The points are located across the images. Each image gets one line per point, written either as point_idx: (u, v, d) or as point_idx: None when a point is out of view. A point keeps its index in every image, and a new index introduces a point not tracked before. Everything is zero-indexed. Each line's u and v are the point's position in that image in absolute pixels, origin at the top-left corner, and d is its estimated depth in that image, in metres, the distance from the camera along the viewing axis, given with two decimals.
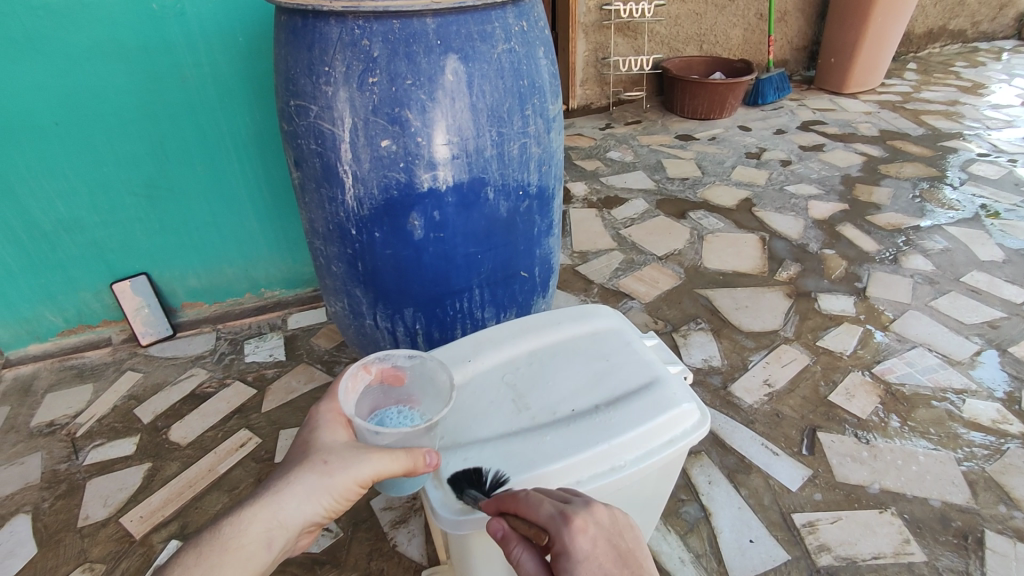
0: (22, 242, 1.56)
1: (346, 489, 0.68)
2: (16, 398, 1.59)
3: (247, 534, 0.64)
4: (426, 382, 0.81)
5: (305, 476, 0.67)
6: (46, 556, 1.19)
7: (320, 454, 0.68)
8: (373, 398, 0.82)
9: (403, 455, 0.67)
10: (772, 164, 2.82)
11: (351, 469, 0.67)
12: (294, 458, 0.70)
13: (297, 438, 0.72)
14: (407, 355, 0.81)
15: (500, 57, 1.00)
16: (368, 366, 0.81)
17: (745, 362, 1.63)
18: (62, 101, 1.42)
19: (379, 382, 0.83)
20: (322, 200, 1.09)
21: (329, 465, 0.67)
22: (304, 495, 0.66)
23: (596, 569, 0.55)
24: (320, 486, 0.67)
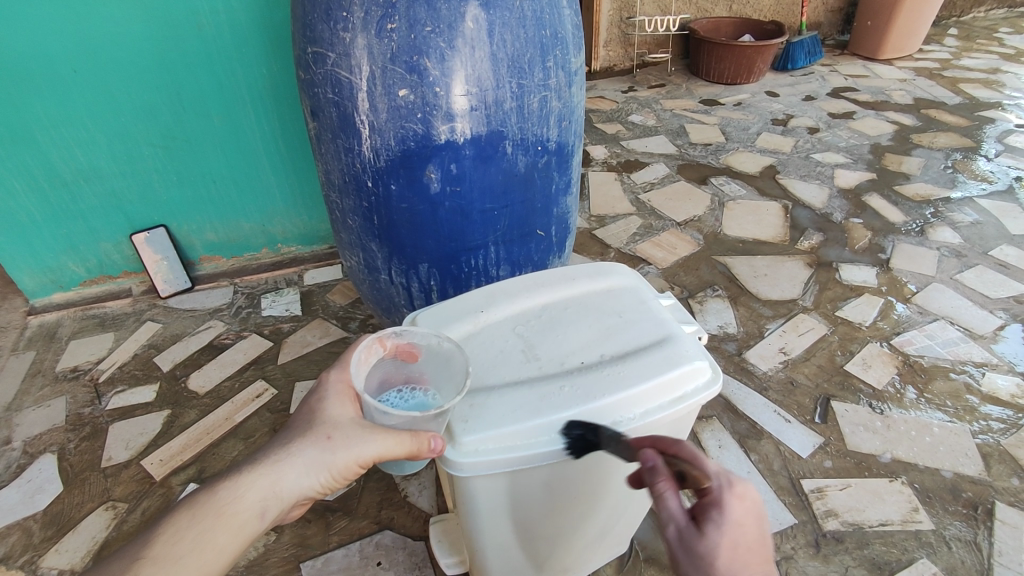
0: (43, 191, 1.58)
1: (346, 467, 0.69)
2: (41, 344, 1.63)
3: (245, 500, 0.65)
4: (440, 363, 0.75)
5: (308, 449, 0.68)
6: (71, 493, 1.23)
7: (326, 429, 0.69)
8: (385, 369, 0.78)
9: (407, 438, 0.67)
10: (799, 131, 2.74)
11: (353, 449, 0.68)
12: (297, 426, 0.70)
13: (304, 403, 0.73)
14: (423, 334, 0.75)
15: (522, 5, 0.97)
16: (383, 340, 0.76)
17: (761, 330, 1.61)
18: (78, 46, 1.41)
19: (393, 356, 0.77)
20: (338, 152, 1.08)
21: (333, 441, 0.68)
22: (304, 468, 0.68)
23: (740, 533, 0.58)
24: (321, 460, 0.68)
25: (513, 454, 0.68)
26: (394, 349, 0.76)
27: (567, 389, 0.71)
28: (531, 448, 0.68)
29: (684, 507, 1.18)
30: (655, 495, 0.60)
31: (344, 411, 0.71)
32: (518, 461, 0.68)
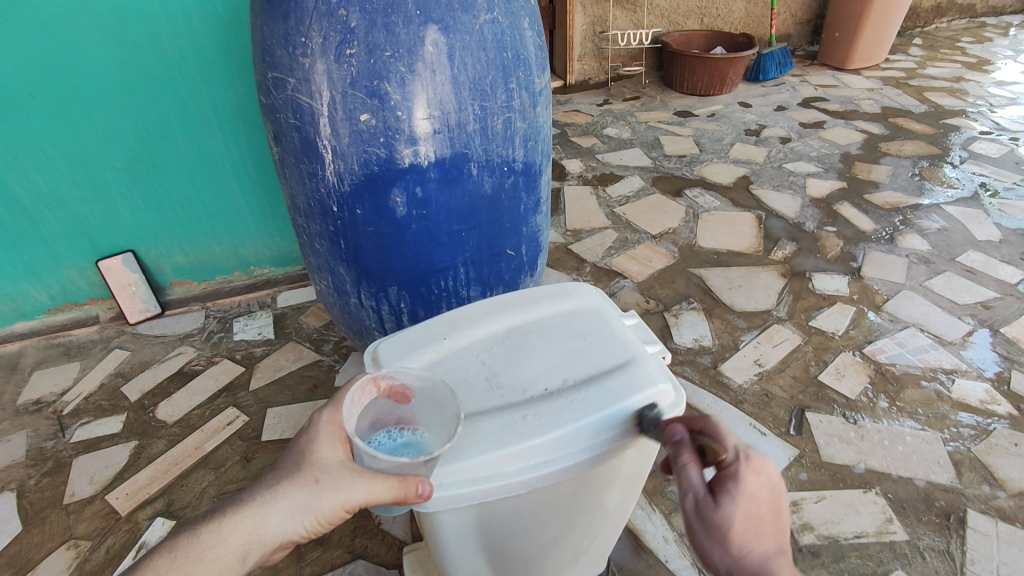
0: (3, 219, 1.54)
1: (332, 512, 0.66)
2: (3, 376, 1.58)
3: (226, 544, 0.64)
4: (435, 405, 0.72)
5: (294, 492, 0.66)
6: (31, 532, 1.19)
7: (314, 471, 0.67)
8: (377, 411, 0.74)
9: (396, 483, 0.64)
10: (771, 142, 2.78)
11: (340, 494, 0.65)
12: (284, 466, 0.68)
13: (295, 439, 0.70)
14: (418, 374, 0.72)
15: (482, 28, 0.97)
16: (377, 380, 0.73)
17: (736, 342, 1.62)
18: (36, 72, 1.39)
19: (386, 397, 0.74)
20: (302, 176, 1.07)
21: (319, 486, 0.66)
22: (290, 511, 0.66)
23: (756, 514, 0.60)
24: (306, 504, 0.66)
25: (477, 487, 0.67)
26: (389, 390, 0.73)
27: (531, 417, 0.70)
28: (495, 480, 0.68)
29: (660, 525, 1.17)
30: (677, 470, 0.62)
31: (333, 453, 0.69)
32: (483, 494, 0.68)
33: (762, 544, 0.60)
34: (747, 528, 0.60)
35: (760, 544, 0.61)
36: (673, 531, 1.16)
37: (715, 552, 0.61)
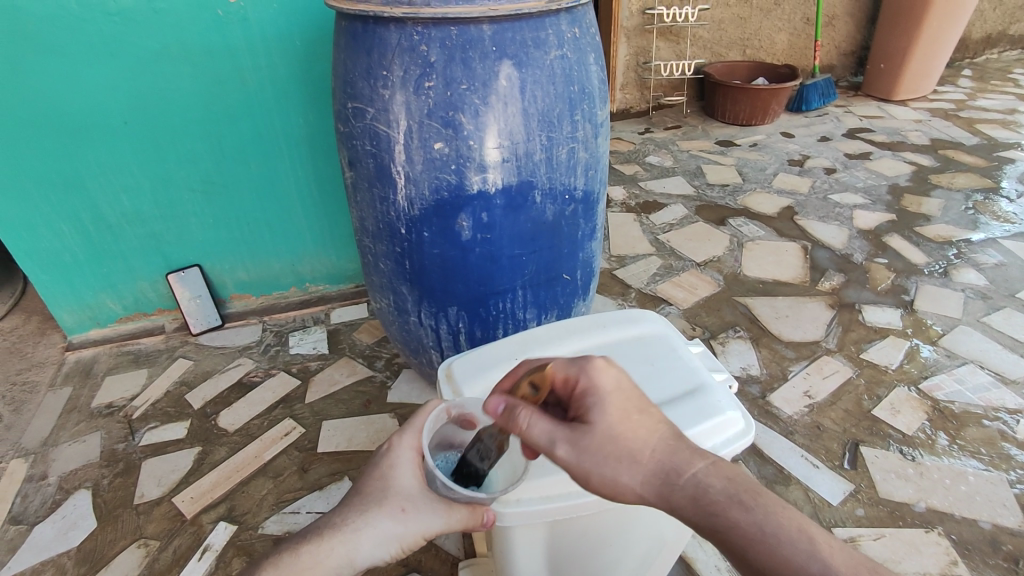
0: (88, 233, 1.65)
1: (414, 539, 0.72)
2: (77, 380, 1.67)
3: (321, 568, 0.69)
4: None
5: (383, 520, 0.71)
6: (104, 530, 1.25)
7: (400, 500, 0.72)
8: (446, 433, 0.81)
9: (465, 514, 0.72)
10: (816, 172, 2.77)
11: (424, 523, 0.72)
12: (371, 493, 0.73)
13: (376, 467, 0.74)
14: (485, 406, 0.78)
15: (552, 64, 1.02)
16: (449, 408, 0.80)
17: (785, 372, 1.61)
18: (132, 102, 1.50)
19: (455, 422, 0.81)
20: (374, 200, 1.13)
21: (406, 514, 0.72)
22: (377, 539, 0.71)
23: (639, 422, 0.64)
24: (393, 532, 0.72)
25: (553, 503, 0.72)
26: (456, 418, 0.80)
27: None
28: (570, 497, 0.72)
29: (712, 554, 1.17)
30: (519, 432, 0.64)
31: (413, 483, 0.74)
32: (558, 510, 0.72)
33: (644, 439, 0.62)
34: (621, 431, 0.62)
35: (644, 447, 0.62)
36: (726, 560, 1.16)
37: (616, 471, 0.61)
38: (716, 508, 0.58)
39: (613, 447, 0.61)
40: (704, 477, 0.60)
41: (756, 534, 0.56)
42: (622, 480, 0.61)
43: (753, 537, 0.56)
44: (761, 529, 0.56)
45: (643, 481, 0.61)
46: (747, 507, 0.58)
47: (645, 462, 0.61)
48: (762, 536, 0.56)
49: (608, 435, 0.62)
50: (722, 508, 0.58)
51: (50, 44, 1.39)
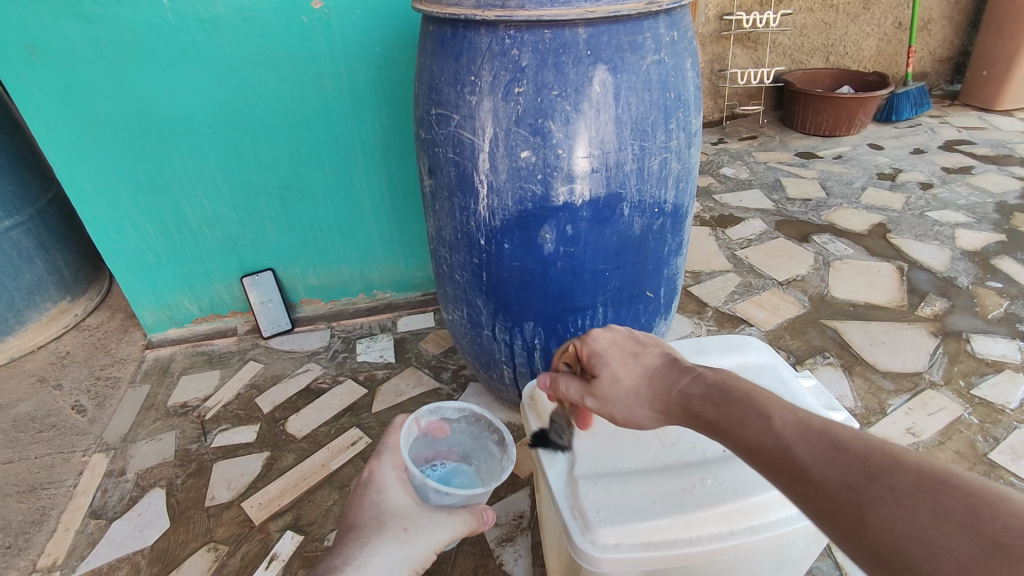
0: (171, 235, 1.70)
1: (423, 556, 0.71)
2: (156, 378, 1.72)
3: None
4: (468, 434, 0.93)
5: (387, 546, 0.69)
6: (177, 531, 1.26)
7: (399, 522, 0.72)
8: (416, 447, 0.90)
9: (467, 517, 0.76)
10: (910, 187, 2.57)
11: (429, 537, 0.71)
12: (366, 523, 0.71)
13: (363, 500, 0.75)
14: (455, 409, 0.92)
15: (649, 69, 0.96)
16: (418, 420, 0.90)
17: (884, 406, 1.47)
18: (217, 107, 1.54)
19: (423, 434, 0.91)
20: (453, 210, 1.09)
21: (410, 533, 0.71)
22: (387, 567, 0.68)
23: (618, 351, 0.69)
24: (402, 556, 0.69)
25: (658, 551, 0.65)
26: (426, 428, 0.90)
27: (710, 482, 0.70)
28: (675, 546, 0.66)
29: None
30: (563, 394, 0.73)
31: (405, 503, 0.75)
32: (662, 560, 0.66)
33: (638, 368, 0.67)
34: (627, 362, 0.68)
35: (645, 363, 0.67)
36: None
37: (623, 408, 0.67)
38: (715, 407, 0.59)
39: (619, 388, 0.67)
40: (697, 387, 0.62)
41: (727, 425, 0.57)
42: (634, 412, 0.66)
43: (739, 426, 0.57)
44: (744, 418, 0.57)
45: (652, 410, 0.65)
46: (720, 403, 0.59)
47: (647, 390, 0.65)
48: (732, 425, 0.57)
49: (612, 380, 0.68)
50: (713, 407, 0.59)
51: (146, 51, 1.44)
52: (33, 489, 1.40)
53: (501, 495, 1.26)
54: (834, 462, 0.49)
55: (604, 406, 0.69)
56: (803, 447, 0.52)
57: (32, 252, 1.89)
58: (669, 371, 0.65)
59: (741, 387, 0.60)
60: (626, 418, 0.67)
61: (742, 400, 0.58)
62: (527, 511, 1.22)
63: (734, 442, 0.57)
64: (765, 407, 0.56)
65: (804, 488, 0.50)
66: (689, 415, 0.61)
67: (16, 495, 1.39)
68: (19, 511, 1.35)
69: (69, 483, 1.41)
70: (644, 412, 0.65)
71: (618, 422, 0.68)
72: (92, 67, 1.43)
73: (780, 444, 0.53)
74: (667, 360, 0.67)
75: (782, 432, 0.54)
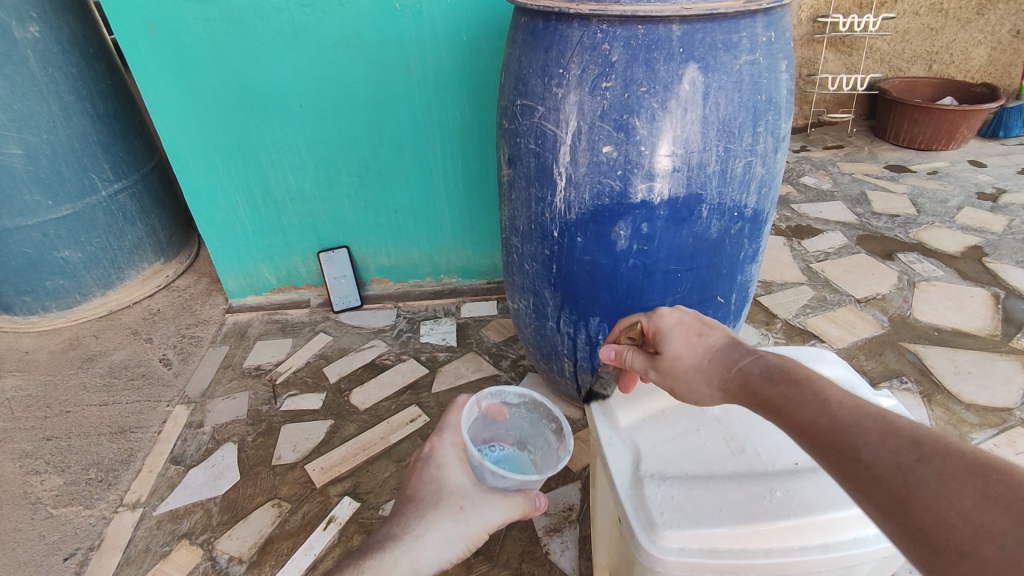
0: (258, 207, 1.80)
1: (476, 535, 0.74)
2: (234, 340, 1.83)
3: None
4: (525, 422, 0.95)
5: (444, 522, 0.72)
6: (245, 484, 1.35)
7: (456, 500, 0.74)
8: (477, 427, 0.92)
9: (520, 500, 0.78)
10: (1013, 209, 2.38)
11: (485, 518, 0.74)
12: (425, 497, 0.74)
13: (423, 472, 0.78)
14: (517, 395, 0.94)
15: (742, 69, 0.93)
16: (480, 402, 0.92)
17: (965, 439, 1.38)
18: (309, 88, 1.61)
19: (484, 415, 0.93)
20: (530, 200, 1.10)
21: (466, 511, 0.73)
22: (442, 541, 0.71)
23: (682, 327, 0.72)
24: (457, 533, 0.72)
25: (724, 559, 0.65)
26: (488, 409, 0.93)
27: (780, 494, 0.69)
28: (741, 555, 0.65)
29: None
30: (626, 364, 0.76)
31: (463, 483, 0.77)
32: (727, 568, 0.65)
33: (692, 347, 0.69)
34: (697, 347, 0.69)
35: (712, 335, 0.69)
36: None
37: (687, 383, 0.69)
38: (773, 384, 0.59)
39: (682, 366, 0.69)
40: (757, 365, 0.62)
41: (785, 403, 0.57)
42: (695, 389, 0.68)
43: (794, 403, 0.56)
44: (800, 399, 0.56)
45: (711, 386, 0.66)
46: (777, 381, 0.59)
47: (708, 369, 0.66)
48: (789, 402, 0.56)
49: (679, 356, 0.70)
50: (771, 385, 0.59)
51: (249, 31, 1.52)
52: (123, 432, 1.53)
53: (553, 485, 1.27)
54: (888, 445, 0.48)
55: (668, 380, 0.71)
56: (857, 427, 0.51)
57: (134, 214, 2.05)
58: (730, 352, 0.66)
59: (801, 368, 0.59)
60: (682, 393, 0.69)
61: (800, 383, 0.57)
62: (576, 504, 1.22)
63: (790, 418, 0.56)
64: (821, 387, 0.56)
65: (847, 461, 0.50)
66: (746, 393, 0.61)
67: (108, 435, 1.52)
68: (110, 450, 1.48)
69: (154, 429, 1.53)
70: (704, 390, 0.67)
71: (677, 395, 0.71)
72: (201, 44, 1.53)
73: (834, 423, 0.52)
74: (729, 342, 0.68)
75: (837, 411, 0.53)
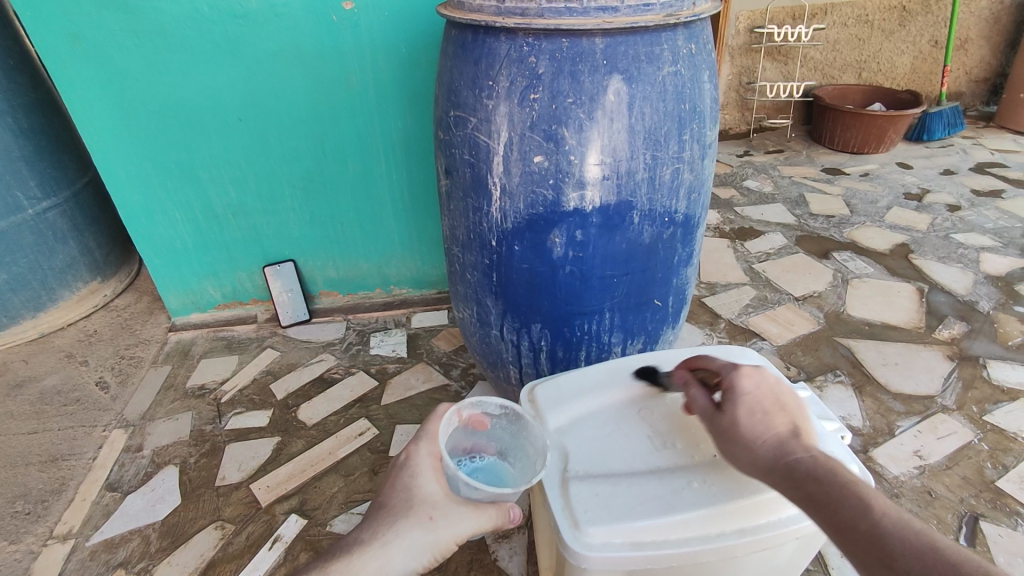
0: (199, 223, 1.76)
1: (445, 545, 0.73)
2: (176, 359, 1.78)
3: None
4: (509, 432, 0.85)
5: (412, 531, 0.72)
6: (187, 507, 1.31)
7: (426, 509, 0.73)
8: (455, 437, 0.86)
9: (494, 513, 0.75)
10: (936, 208, 2.53)
11: (453, 528, 0.73)
12: (395, 505, 0.73)
13: (395, 479, 0.76)
14: (499, 405, 0.85)
15: (664, 80, 0.97)
16: (460, 411, 0.85)
17: (892, 428, 1.46)
18: (247, 100, 1.59)
19: (465, 424, 0.86)
20: (467, 210, 1.11)
21: (435, 522, 0.72)
22: (409, 551, 0.71)
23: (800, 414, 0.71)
24: (424, 542, 0.72)
25: (646, 550, 0.68)
26: (467, 419, 0.86)
27: (698, 485, 0.72)
28: (663, 546, 0.69)
29: None
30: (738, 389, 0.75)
31: (435, 492, 0.75)
32: (649, 559, 0.68)
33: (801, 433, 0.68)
34: (757, 421, 0.69)
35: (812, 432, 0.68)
36: None
37: (737, 449, 0.69)
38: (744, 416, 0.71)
39: (738, 432, 0.69)
40: (807, 464, 0.63)
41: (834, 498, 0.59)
42: (739, 458, 0.68)
43: (839, 503, 0.59)
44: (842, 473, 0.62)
45: (754, 464, 0.67)
46: (824, 481, 0.61)
47: (759, 449, 0.67)
48: (847, 500, 0.59)
49: (740, 423, 0.69)
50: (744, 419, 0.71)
51: (182, 44, 1.50)
52: (55, 460, 1.47)
53: None
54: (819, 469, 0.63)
55: (721, 438, 0.71)
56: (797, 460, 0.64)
57: (66, 232, 1.97)
58: (788, 441, 0.66)
59: (849, 473, 0.62)
60: (728, 456, 0.69)
61: (844, 483, 0.60)
62: (525, 509, 1.24)
63: (836, 516, 0.58)
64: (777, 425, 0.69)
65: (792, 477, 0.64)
66: (793, 485, 0.62)
67: (39, 464, 1.46)
68: (41, 480, 1.41)
69: (90, 455, 1.47)
70: (747, 462, 0.67)
71: (724, 454, 0.71)
72: (130, 56, 1.50)
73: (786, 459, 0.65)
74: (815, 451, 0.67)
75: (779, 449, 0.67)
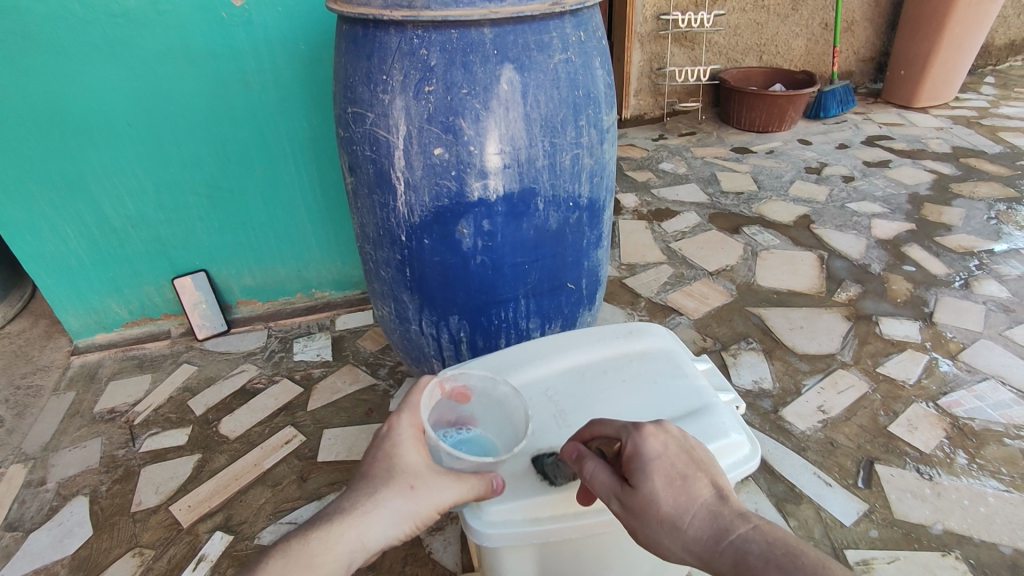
0: (95, 237, 1.66)
1: (428, 514, 0.70)
2: (82, 384, 1.67)
3: (332, 553, 0.66)
4: (494, 406, 0.83)
5: (393, 499, 0.69)
6: (100, 538, 1.24)
7: (408, 478, 0.70)
8: (440, 410, 0.83)
9: (476, 481, 0.71)
10: (833, 180, 2.71)
11: (436, 497, 0.70)
12: (377, 475, 0.71)
13: (377, 449, 0.74)
14: (482, 376, 0.84)
15: (556, 68, 0.99)
16: (442, 383, 0.83)
17: (798, 387, 1.56)
18: (138, 104, 1.50)
19: (448, 397, 0.84)
20: (374, 206, 1.10)
21: (416, 490, 0.70)
22: (389, 519, 0.69)
23: (667, 464, 0.64)
24: (405, 510, 0.69)
25: (543, 525, 0.72)
26: (451, 391, 0.84)
27: None
28: (560, 520, 0.73)
29: None
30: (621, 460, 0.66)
31: (419, 460, 0.73)
32: (547, 533, 0.72)
33: (687, 504, 0.62)
34: (679, 494, 0.62)
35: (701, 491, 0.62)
36: None
37: (660, 533, 0.62)
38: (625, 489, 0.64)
39: (659, 510, 0.62)
40: (755, 545, 0.58)
41: None
42: (666, 543, 0.62)
43: None
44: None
45: (687, 550, 0.61)
46: (787, 571, 0.55)
47: (689, 531, 0.61)
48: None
49: (656, 498, 0.62)
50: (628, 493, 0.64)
51: (55, 47, 1.40)
52: None
53: None
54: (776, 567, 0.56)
55: (632, 519, 0.63)
56: (750, 543, 0.58)
57: None
58: (720, 513, 0.61)
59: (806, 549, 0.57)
60: (649, 540, 0.63)
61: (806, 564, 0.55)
62: None
63: None
64: (693, 507, 0.61)
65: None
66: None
67: None
68: None
69: None
70: (678, 548, 0.61)
71: (638, 537, 0.64)
72: None
73: (736, 556, 0.58)
74: (717, 495, 0.63)
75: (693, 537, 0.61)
